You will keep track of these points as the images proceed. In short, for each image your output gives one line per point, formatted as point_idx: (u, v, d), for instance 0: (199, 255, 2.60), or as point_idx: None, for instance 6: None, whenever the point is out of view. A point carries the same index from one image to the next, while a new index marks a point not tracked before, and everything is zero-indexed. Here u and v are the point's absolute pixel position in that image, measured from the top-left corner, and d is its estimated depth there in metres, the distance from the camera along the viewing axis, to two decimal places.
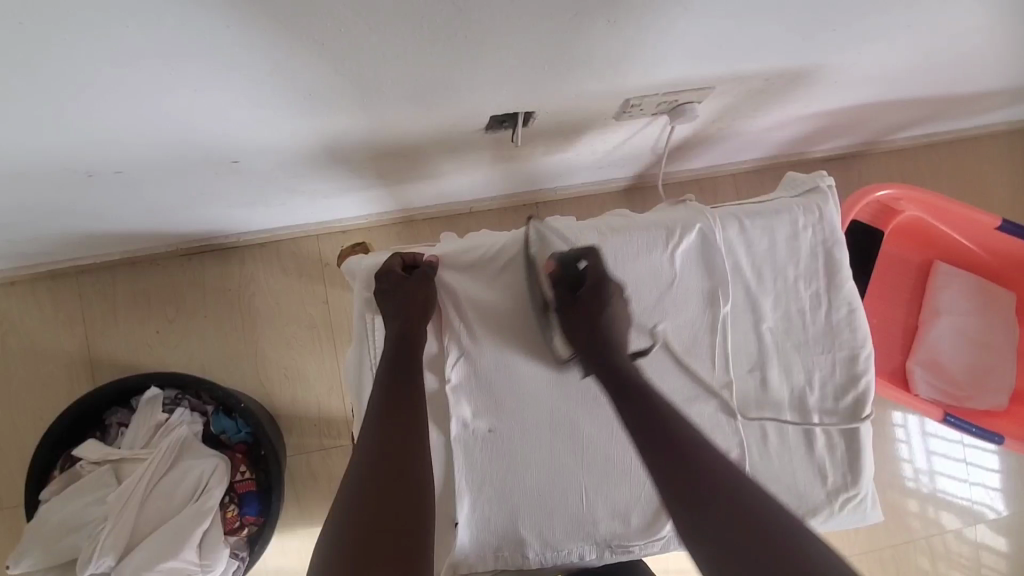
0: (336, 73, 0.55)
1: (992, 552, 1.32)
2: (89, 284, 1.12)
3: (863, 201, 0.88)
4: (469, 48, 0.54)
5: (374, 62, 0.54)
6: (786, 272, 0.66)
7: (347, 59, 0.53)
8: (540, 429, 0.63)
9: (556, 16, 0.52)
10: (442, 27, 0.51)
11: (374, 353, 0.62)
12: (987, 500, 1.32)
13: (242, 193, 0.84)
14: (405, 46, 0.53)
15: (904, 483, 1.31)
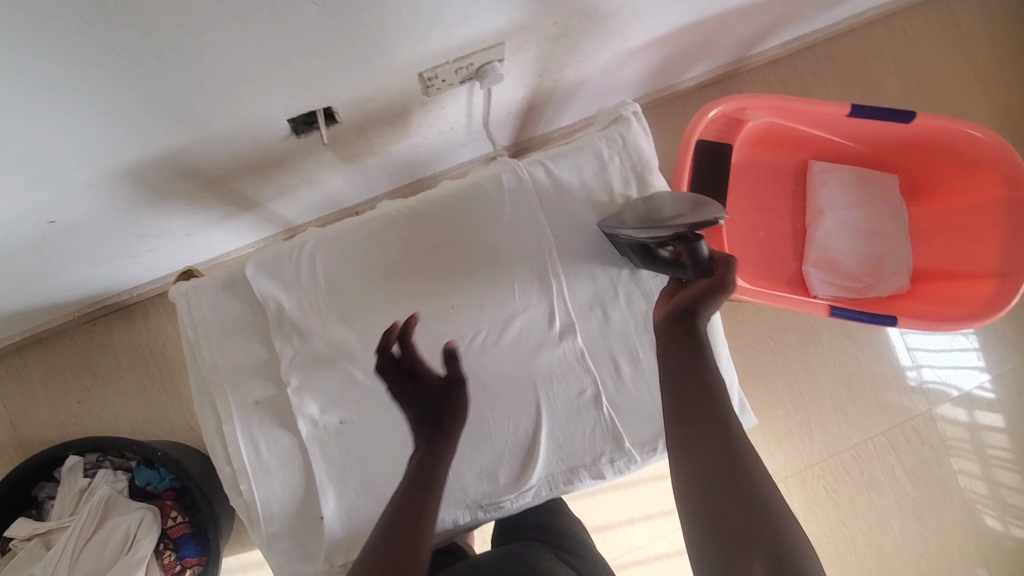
0: (79, 116, 0.55)
1: (992, 431, 1.34)
2: (1, 371, 1.13)
3: (704, 120, 0.87)
4: (201, 64, 0.54)
5: (110, 99, 0.54)
6: (604, 205, 0.67)
7: (76, 100, 0.52)
8: (390, 412, 0.64)
9: (266, 16, 0.51)
10: (153, 51, 0.50)
11: (207, 377, 0.62)
12: (940, 380, 1.34)
13: (93, 250, 0.84)
14: (127, 78, 0.52)
15: (904, 380, 1.33)
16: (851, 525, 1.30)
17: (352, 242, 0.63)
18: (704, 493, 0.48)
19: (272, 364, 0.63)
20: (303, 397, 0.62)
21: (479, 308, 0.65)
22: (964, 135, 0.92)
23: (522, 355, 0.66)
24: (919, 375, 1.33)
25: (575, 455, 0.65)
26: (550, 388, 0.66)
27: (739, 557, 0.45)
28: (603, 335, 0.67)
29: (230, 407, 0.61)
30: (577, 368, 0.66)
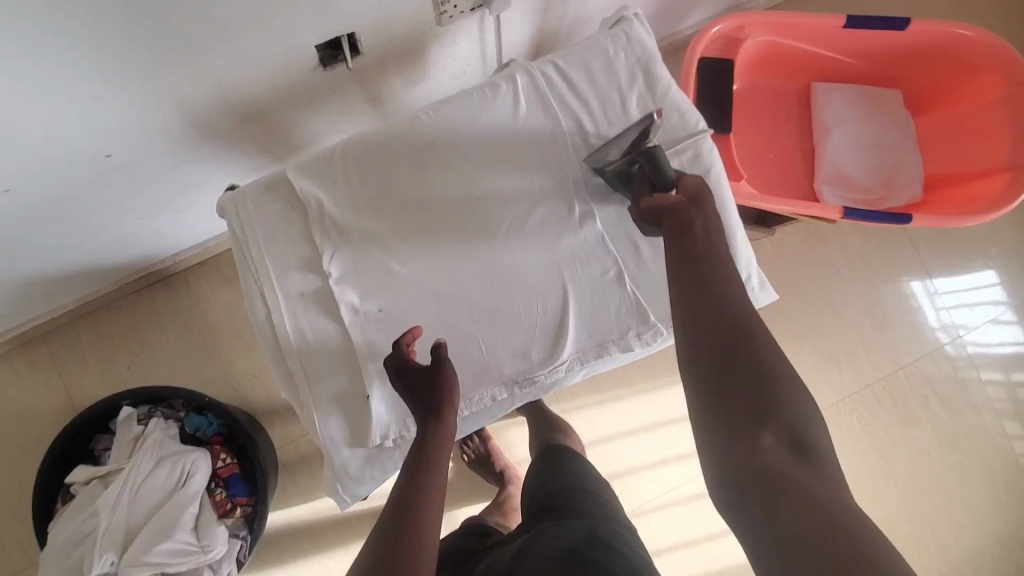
0: (131, 25, 0.62)
1: None
2: (57, 342, 1.20)
3: (706, 38, 0.91)
4: None
5: (158, 4, 0.61)
6: (614, 96, 0.71)
7: (129, 5, 0.59)
8: (426, 298, 0.67)
9: None
10: None
11: (253, 273, 0.67)
12: (973, 337, 1.32)
13: (141, 198, 0.91)
14: None
15: (941, 345, 1.32)
16: (888, 456, 1.29)
17: (381, 143, 0.68)
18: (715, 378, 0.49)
19: (312, 258, 0.67)
20: (342, 285, 0.66)
21: (501, 199, 0.69)
22: (959, 36, 0.94)
23: (546, 240, 0.69)
24: (955, 338, 1.32)
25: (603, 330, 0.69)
26: (574, 269, 0.69)
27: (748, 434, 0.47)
28: (623, 219, 0.70)
29: (277, 297, 0.66)
30: (598, 249, 0.69)
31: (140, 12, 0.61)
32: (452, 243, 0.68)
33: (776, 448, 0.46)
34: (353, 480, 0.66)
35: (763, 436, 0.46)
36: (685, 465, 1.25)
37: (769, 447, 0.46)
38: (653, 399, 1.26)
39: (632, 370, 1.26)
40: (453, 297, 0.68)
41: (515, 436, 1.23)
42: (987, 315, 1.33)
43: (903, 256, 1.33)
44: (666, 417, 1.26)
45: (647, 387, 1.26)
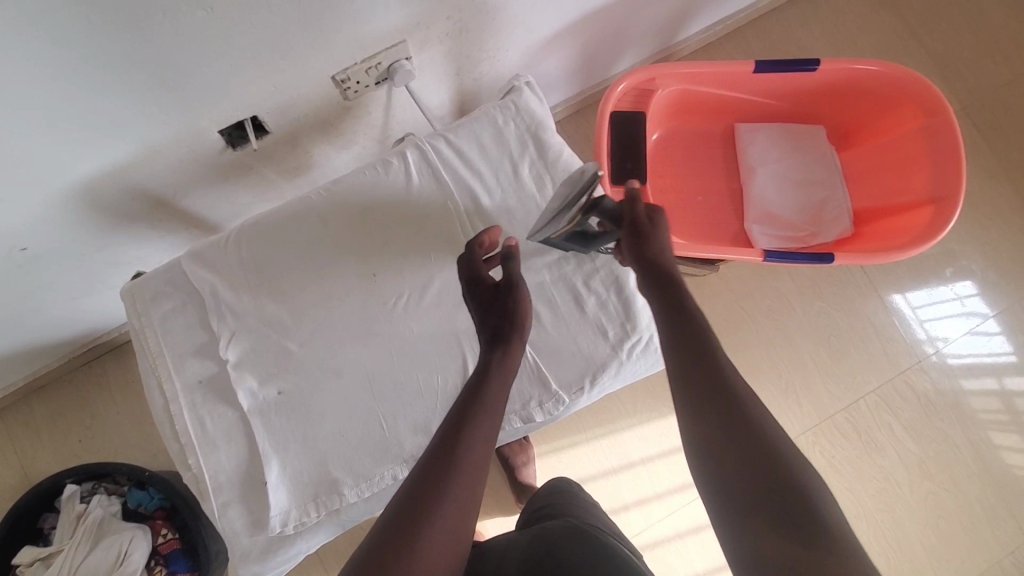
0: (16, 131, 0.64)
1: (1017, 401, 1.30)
2: (9, 419, 1.21)
3: (616, 93, 0.92)
4: (112, 72, 0.62)
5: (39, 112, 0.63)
6: (505, 165, 0.72)
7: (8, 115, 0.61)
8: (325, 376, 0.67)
9: (158, 24, 0.59)
10: (63, 63, 0.59)
11: (151, 362, 0.67)
12: (958, 348, 1.31)
13: (71, 279, 0.93)
14: (48, 89, 0.61)
15: (927, 358, 1.30)
16: (856, 488, 1.26)
17: (274, 225, 0.69)
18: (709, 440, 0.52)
19: (208, 345, 0.68)
20: (240, 369, 0.67)
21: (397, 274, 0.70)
22: (869, 73, 0.95)
23: (443, 312, 0.69)
24: (939, 350, 1.30)
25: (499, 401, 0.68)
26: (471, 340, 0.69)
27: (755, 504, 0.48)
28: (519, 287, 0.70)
29: (174, 386, 0.66)
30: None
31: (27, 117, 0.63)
32: (349, 320, 0.68)
33: (767, 522, 0.46)
34: (255, 569, 0.65)
35: (749, 502, 0.48)
36: (646, 510, 1.23)
37: (757, 518, 0.47)
38: (610, 443, 1.24)
39: (586, 415, 1.25)
40: (353, 376, 0.68)
41: None
42: (947, 338, 1.31)
43: (856, 283, 1.32)
44: (624, 460, 1.25)
45: (602, 432, 1.24)
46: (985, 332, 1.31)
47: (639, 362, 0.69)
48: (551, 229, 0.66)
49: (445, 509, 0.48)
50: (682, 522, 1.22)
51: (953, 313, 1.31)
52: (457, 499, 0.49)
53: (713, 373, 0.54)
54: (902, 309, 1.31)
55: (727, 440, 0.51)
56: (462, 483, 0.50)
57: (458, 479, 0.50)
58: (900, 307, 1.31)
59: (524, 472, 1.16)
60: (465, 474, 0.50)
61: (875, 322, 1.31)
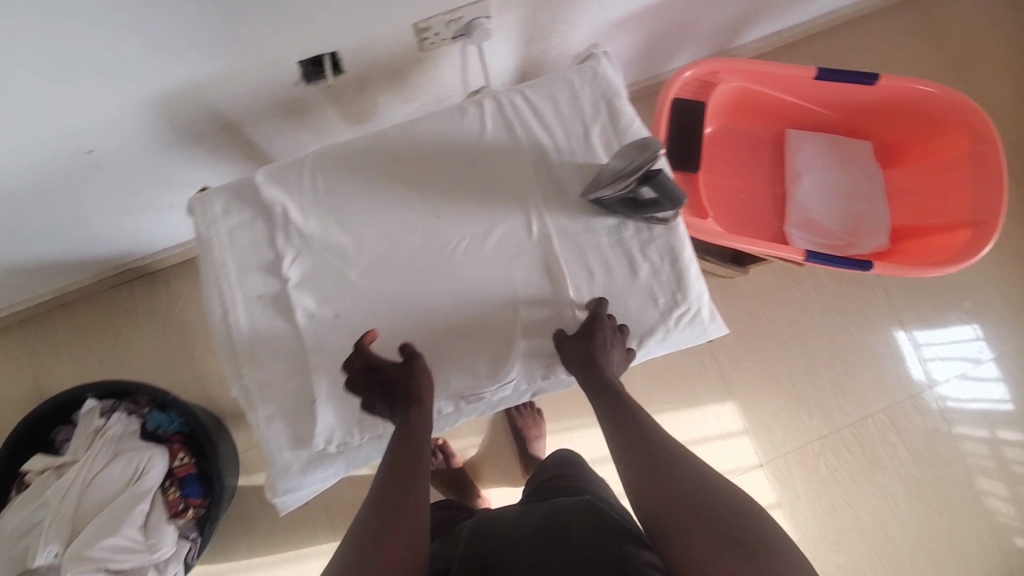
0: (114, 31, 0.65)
1: (1017, 440, 1.33)
2: (31, 330, 1.21)
3: (680, 81, 0.95)
4: None
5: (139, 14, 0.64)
6: (577, 127, 0.73)
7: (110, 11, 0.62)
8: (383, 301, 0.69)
9: None
10: None
11: (213, 272, 0.68)
12: (960, 394, 1.33)
13: (124, 194, 0.94)
14: None
15: (928, 405, 1.32)
16: (854, 502, 1.28)
17: (348, 156, 0.71)
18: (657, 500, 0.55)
19: (271, 263, 0.69)
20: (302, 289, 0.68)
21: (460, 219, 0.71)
22: (925, 94, 0.97)
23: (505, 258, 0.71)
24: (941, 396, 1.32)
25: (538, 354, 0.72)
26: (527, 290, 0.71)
27: (688, 530, 0.52)
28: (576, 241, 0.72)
29: (234, 298, 0.68)
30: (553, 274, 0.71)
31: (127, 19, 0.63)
32: (411, 256, 0.70)
33: (720, 552, 0.50)
34: (292, 485, 0.66)
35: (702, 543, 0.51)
36: None
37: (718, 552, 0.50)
38: None
39: None
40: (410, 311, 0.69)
41: (480, 456, 1.23)
42: (960, 369, 1.33)
43: (876, 304, 1.34)
44: None
45: None
46: (987, 381, 1.33)
47: (684, 330, 0.71)
48: (606, 193, 0.69)
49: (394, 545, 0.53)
50: None
51: (957, 358, 1.33)
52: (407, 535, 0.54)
53: (650, 454, 0.59)
54: (907, 349, 1.33)
55: (675, 499, 0.54)
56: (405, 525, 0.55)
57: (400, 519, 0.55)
58: (906, 348, 1.33)
59: (535, 446, 1.19)
60: (398, 523, 0.55)
61: (891, 344, 1.33)
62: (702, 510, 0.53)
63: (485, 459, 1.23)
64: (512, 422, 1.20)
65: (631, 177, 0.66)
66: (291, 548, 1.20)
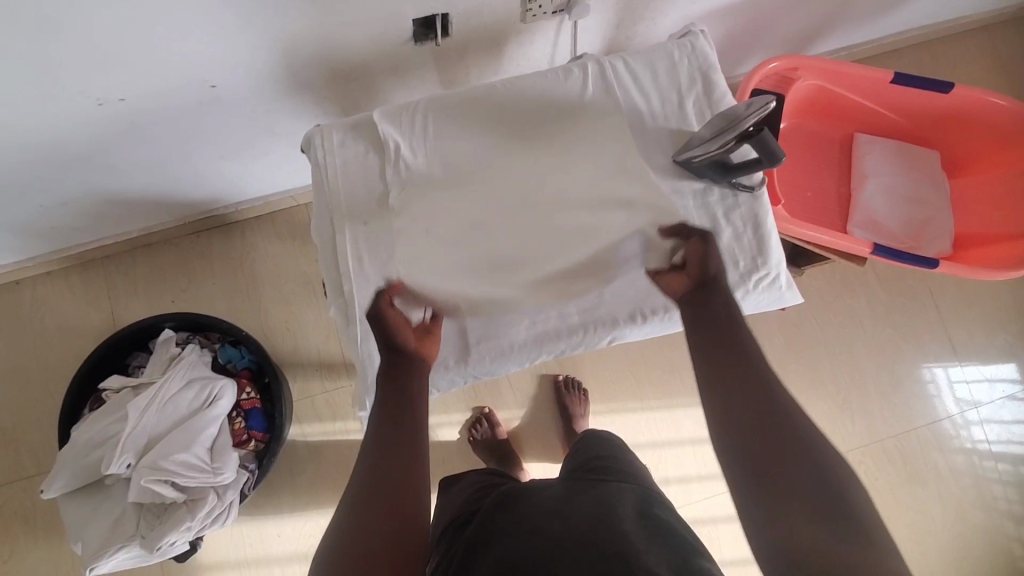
0: None
1: None
2: (112, 266, 1.28)
3: (761, 73, 0.99)
4: None
5: None
6: (672, 96, 0.78)
7: None
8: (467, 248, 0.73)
9: None
10: None
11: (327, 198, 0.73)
12: (992, 432, 1.31)
13: (229, 136, 1.00)
14: None
15: (956, 443, 1.31)
16: (893, 515, 1.27)
17: (458, 103, 0.76)
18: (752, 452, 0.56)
19: (380, 194, 0.74)
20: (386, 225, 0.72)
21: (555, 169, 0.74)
22: (999, 106, 1.00)
23: (597, 214, 0.73)
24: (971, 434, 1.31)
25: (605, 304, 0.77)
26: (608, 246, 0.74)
27: (778, 496, 0.53)
28: (659, 200, 0.73)
29: (344, 223, 0.72)
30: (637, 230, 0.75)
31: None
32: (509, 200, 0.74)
33: (810, 518, 0.50)
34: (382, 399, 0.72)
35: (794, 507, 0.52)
36: (685, 488, 1.26)
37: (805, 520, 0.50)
38: (663, 416, 1.28)
39: (645, 385, 1.29)
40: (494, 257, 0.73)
41: (523, 428, 1.26)
42: (1008, 393, 1.32)
43: (927, 320, 1.34)
44: (673, 436, 1.28)
45: (657, 404, 1.28)
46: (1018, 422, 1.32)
47: (762, 294, 0.74)
48: (698, 151, 0.71)
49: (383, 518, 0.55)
50: (717, 508, 1.25)
51: (990, 398, 1.32)
52: (401, 506, 0.57)
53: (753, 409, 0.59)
54: (937, 384, 1.32)
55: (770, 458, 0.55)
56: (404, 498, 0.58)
57: (390, 492, 0.58)
58: (937, 383, 1.32)
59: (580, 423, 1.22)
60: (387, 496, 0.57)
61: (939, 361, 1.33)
62: (796, 472, 0.53)
63: (528, 432, 1.26)
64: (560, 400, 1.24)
65: (731, 136, 0.67)
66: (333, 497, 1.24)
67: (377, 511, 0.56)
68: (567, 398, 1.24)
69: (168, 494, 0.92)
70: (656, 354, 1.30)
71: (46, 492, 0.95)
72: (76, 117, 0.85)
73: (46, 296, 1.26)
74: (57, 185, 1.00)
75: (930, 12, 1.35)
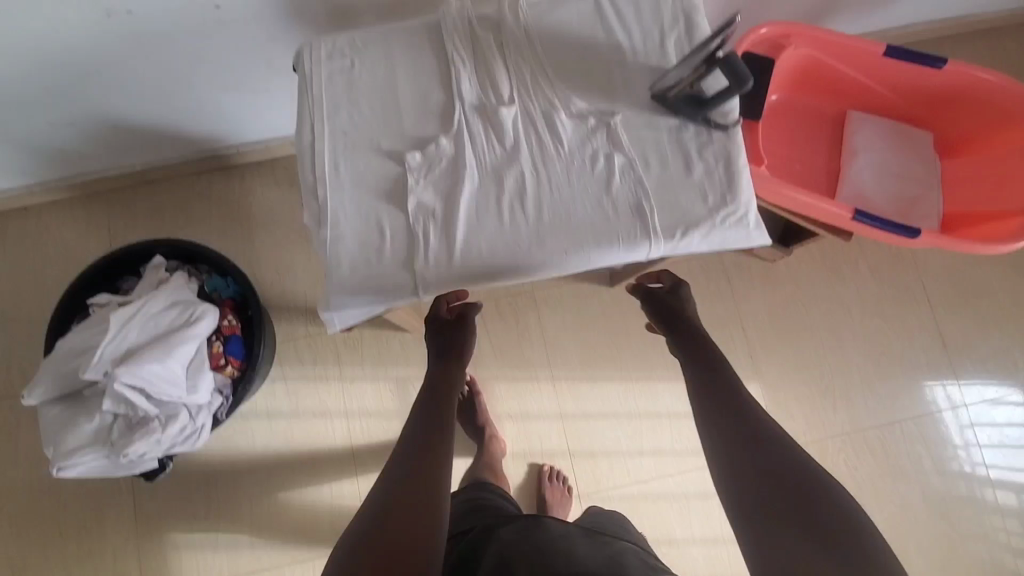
0: None
1: None
2: (114, 200, 1.32)
3: (752, 37, 1.00)
4: None
5: None
6: (654, 33, 0.79)
7: None
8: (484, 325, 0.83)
9: None
10: None
11: (310, 109, 0.76)
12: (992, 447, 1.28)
13: (232, 66, 1.04)
14: None
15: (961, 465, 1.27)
16: (872, 508, 1.24)
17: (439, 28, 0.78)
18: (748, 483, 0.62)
19: (361, 108, 0.76)
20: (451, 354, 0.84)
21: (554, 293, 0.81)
22: (990, 83, 1.00)
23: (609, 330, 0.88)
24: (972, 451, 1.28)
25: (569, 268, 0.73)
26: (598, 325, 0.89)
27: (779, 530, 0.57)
28: None
29: (323, 131, 0.75)
30: (597, 152, 0.76)
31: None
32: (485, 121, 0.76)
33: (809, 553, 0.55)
34: (346, 301, 0.71)
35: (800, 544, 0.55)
36: (659, 461, 1.25)
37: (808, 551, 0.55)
38: (642, 388, 1.28)
39: (625, 356, 1.29)
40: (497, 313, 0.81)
41: (499, 388, 1.27)
42: (994, 391, 1.30)
43: (918, 313, 1.33)
44: (650, 409, 1.28)
45: (637, 376, 1.28)
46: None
47: (729, 229, 0.74)
48: (670, 77, 0.76)
49: (408, 496, 0.62)
50: (690, 484, 1.24)
51: (996, 423, 1.29)
52: (420, 507, 0.61)
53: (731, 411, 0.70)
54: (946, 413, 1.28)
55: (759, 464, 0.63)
56: (434, 474, 0.65)
57: (428, 481, 0.64)
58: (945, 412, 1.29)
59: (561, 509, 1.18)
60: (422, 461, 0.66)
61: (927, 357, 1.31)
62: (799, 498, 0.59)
63: (504, 392, 1.27)
64: (541, 486, 1.21)
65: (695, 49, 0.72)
66: (307, 441, 1.25)
67: (408, 491, 0.62)
68: (549, 487, 1.21)
69: (141, 404, 0.93)
70: (639, 325, 1.30)
71: (26, 397, 0.97)
72: (88, 32, 0.89)
73: (49, 223, 1.31)
74: (65, 104, 1.04)
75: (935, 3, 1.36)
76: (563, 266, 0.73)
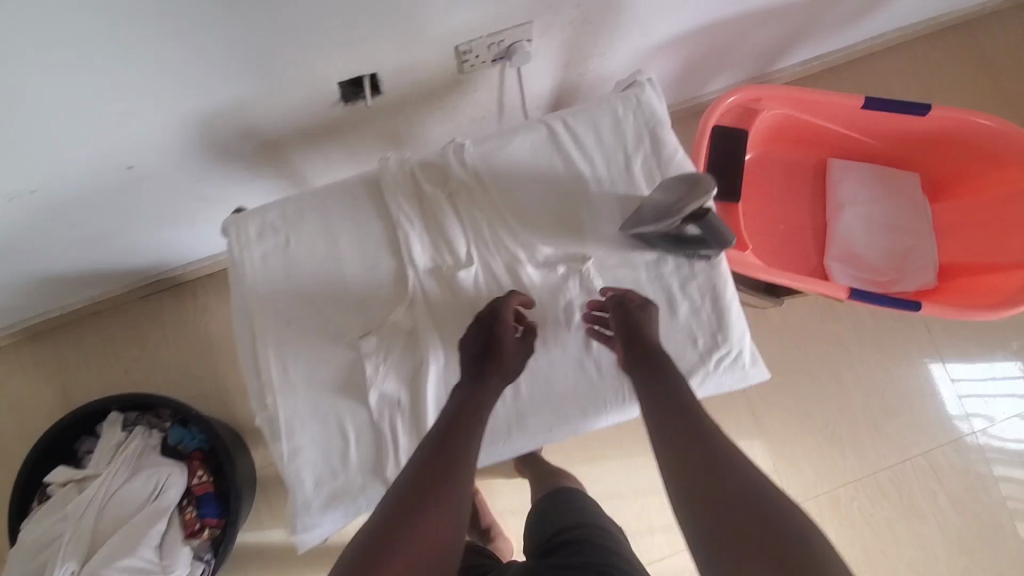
0: (162, 55, 0.64)
1: None
2: (61, 337, 1.22)
3: (721, 109, 0.92)
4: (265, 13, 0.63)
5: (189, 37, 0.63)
6: (618, 156, 0.71)
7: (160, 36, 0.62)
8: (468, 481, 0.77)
9: None
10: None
11: (246, 300, 0.67)
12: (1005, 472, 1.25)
13: (158, 209, 0.93)
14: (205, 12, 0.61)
15: (977, 496, 1.24)
16: (890, 551, 1.22)
17: (379, 183, 0.69)
18: (700, 505, 0.50)
19: (303, 290, 0.67)
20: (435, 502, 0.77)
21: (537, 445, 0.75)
22: (978, 127, 0.93)
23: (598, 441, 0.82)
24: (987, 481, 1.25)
25: (556, 441, 0.68)
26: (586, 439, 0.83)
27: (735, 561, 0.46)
28: None
29: (264, 325, 0.66)
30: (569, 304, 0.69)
31: (177, 45, 0.63)
32: (444, 287, 0.68)
33: None
34: (315, 521, 0.64)
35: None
36: (672, 537, 1.21)
37: None
38: (645, 462, 1.23)
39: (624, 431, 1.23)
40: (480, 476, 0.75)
41: (499, 485, 1.21)
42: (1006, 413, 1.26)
43: (918, 343, 1.28)
44: (655, 480, 1.23)
45: (639, 450, 1.23)
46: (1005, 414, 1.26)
47: (724, 374, 0.68)
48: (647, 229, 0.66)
49: (423, 519, 0.51)
50: None
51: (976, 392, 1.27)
52: (446, 526, 0.51)
53: (679, 413, 0.57)
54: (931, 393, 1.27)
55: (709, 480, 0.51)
56: (461, 485, 0.54)
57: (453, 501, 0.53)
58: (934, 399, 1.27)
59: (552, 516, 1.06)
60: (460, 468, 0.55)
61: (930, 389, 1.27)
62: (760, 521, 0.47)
63: (505, 488, 1.21)
64: None
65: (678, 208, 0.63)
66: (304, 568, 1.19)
67: (424, 514, 0.51)
68: None
69: None
70: None
71: None
72: None
73: None
74: None
75: (908, 13, 1.27)
76: (548, 443, 0.68)
